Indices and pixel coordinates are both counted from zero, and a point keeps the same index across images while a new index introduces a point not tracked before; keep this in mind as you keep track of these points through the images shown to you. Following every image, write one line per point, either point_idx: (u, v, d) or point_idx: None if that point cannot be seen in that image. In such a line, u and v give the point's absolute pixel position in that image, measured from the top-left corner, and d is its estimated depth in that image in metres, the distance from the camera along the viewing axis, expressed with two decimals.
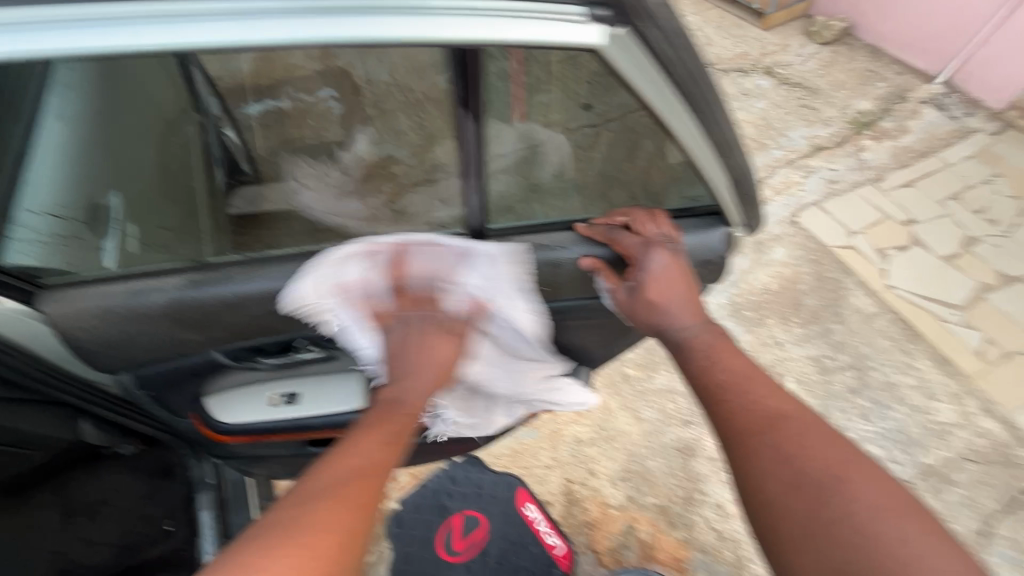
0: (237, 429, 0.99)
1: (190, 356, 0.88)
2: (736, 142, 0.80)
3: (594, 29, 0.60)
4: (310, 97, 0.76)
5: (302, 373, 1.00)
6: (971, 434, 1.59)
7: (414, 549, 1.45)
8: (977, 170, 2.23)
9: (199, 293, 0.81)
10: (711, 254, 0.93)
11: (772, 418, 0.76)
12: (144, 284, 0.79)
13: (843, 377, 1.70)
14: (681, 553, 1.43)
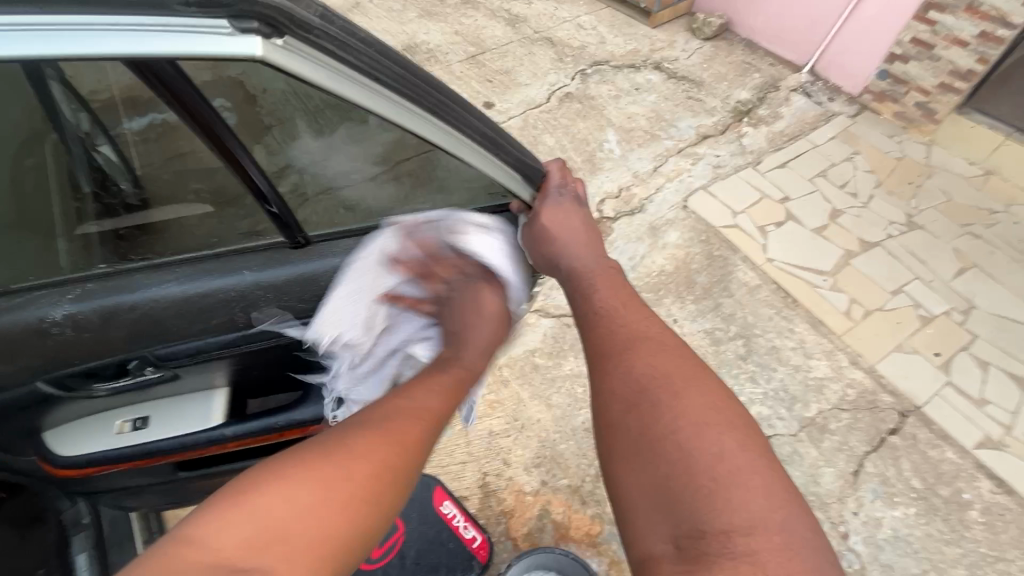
0: (85, 462, 0.93)
1: (8, 391, 0.81)
2: (514, 142, 0.84)
3: (253, 43, 0.52)
4: (182, 113, 0.72)
5: (151, 397, 0.95)
6: (842, 385, 1.77)
7: None
8: (839, 149, 2.48)
9: (3, 322, 0.75)
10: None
11: (630, 344, 0.75)
12: None
13: (733, 346, 1.84)
14: (593, 528, 1.49)
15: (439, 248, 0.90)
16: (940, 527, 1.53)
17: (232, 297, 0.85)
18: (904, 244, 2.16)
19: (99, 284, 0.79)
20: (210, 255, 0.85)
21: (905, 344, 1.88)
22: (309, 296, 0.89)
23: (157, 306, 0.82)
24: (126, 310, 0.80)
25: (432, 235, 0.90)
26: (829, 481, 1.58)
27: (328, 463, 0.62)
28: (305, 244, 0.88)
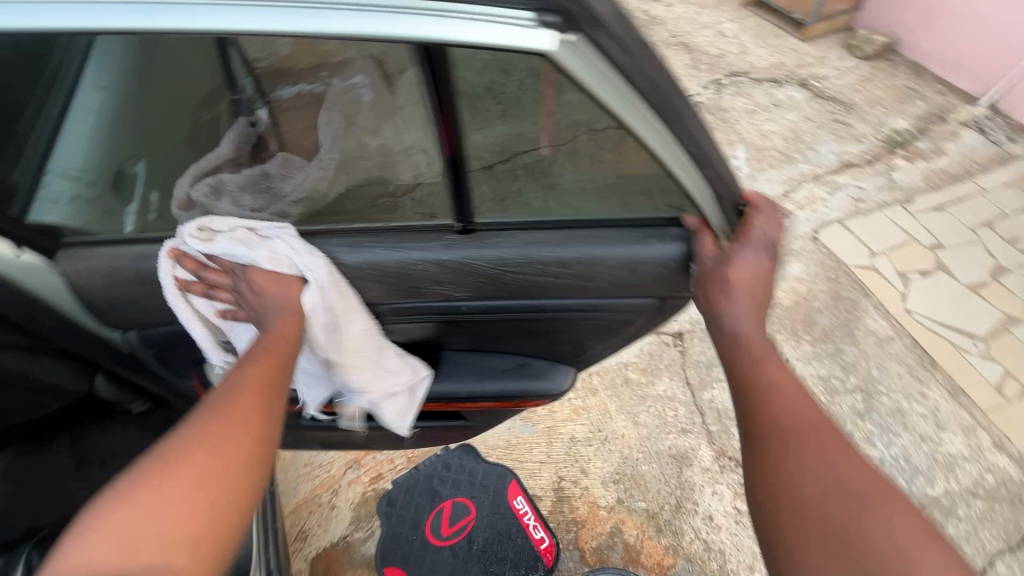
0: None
1: None
2: (719, 158, 0.79)
3: (551, 40, 0.60)
4: (341, 82, 0.77)
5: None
6: (979, 468, 1.54)
7: (403, 529, 1.48)
8: (1014, 197, 2.15)
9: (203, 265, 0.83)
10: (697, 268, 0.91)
11: (793, 434, 0.72)
12: (151, 250, 0.83)
13: (850, 400, 1.67)
14: (665, 559, 1.43)
15: (599, 255, 0.89)
16: None
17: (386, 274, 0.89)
18: None
19: (288, 245, 0.85)
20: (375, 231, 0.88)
21: None
22: (457, 281, 0.92)
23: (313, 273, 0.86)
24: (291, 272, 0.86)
25: (599, 240, 0.89)
26: None
27: (197, 452, 0.62)
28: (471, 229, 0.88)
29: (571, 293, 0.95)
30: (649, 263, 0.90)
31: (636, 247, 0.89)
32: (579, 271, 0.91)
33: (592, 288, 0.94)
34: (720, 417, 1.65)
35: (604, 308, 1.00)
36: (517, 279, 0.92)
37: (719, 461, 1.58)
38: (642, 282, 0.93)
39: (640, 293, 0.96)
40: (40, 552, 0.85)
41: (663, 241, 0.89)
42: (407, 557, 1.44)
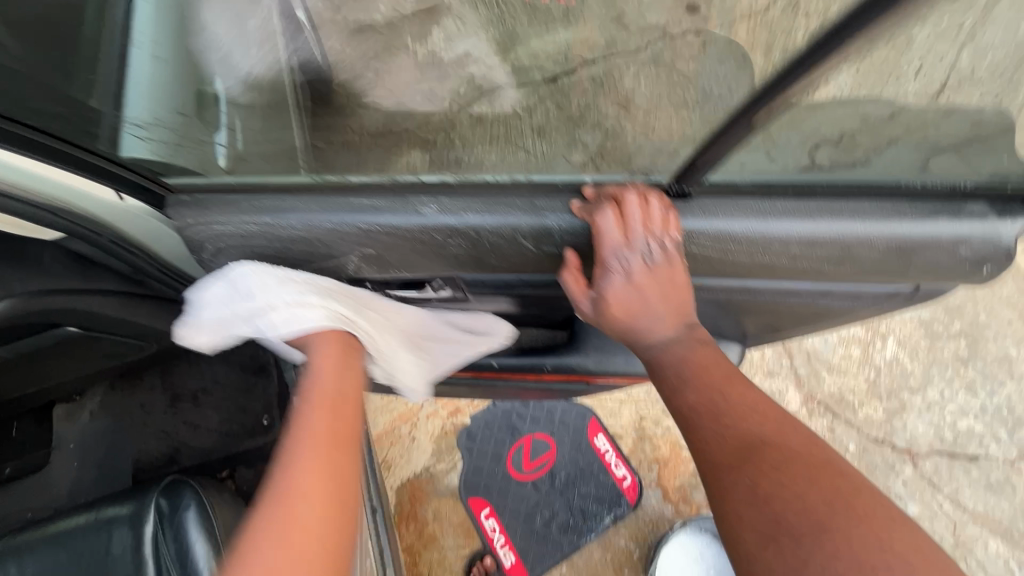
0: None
1: None
2: None
3: None
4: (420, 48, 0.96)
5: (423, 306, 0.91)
6: None
7: (485, 462, 1.49)
8: None
9: (336, 221, 0.66)
10: (997, 255, 0.67)
11: (706, 409, 0.67)
12: (272, 200, 0.67)
13: (953, 345, 1.55)
14: None
15: (869, 232, 0.65)
16: None
17: (528, 244, 0.68)
18: None
19: (468, 198, 0.67)
20: (539, 189, 0.69)
21: None
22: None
23: (440, 236, 0.67)
24: (420, 240, 0.67)
25: (873, 215, 0.65)
26: None
27: (302, 471, 0.56)
28: (686, 197, 0.68)
29: (794, 275, 0.72)
30: (931, 246, 0.66)
31: (925, 223, 0.65)
32: (836, 252, 0.67)
33: (833, 275, 0.71)
34: (810, 359, 1.54)
35: (830, 292, 0.79)
36: (732, 260, 0.69)
37: (808, 405, 1.50)
38: (905, 270, 0.69)
39: (890, 281, 0.74)
40: (167, 496, 0.83)
41: (957, 219, 0.65)
42: (491, 489, 1.47)
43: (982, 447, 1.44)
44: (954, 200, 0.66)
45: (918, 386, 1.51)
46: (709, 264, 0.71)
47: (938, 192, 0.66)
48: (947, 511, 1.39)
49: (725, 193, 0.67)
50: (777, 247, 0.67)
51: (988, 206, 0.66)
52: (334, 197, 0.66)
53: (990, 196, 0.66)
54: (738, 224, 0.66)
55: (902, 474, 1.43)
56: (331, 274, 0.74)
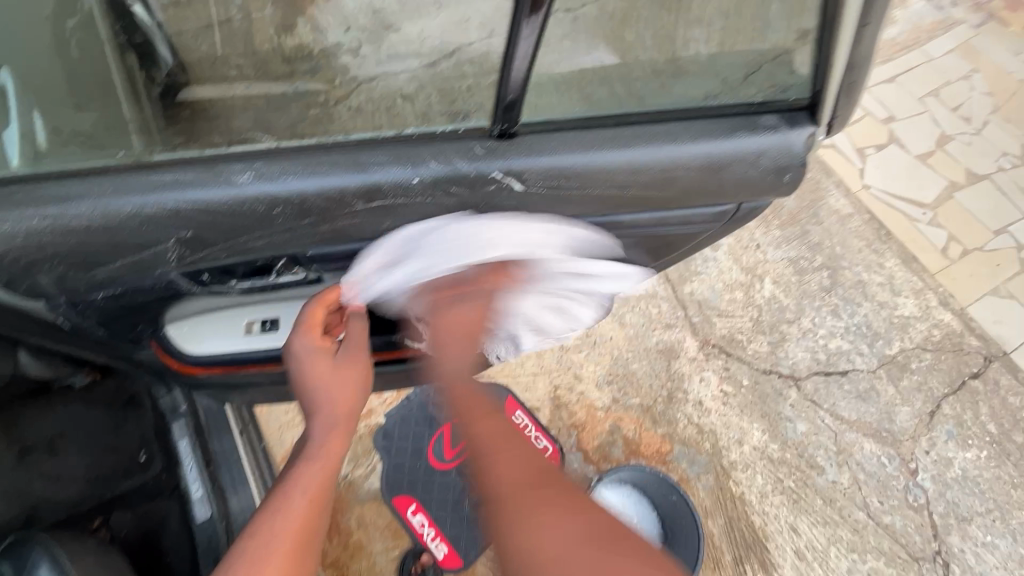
0: (215, 360, 0.92)
1: (139, 279, 0.75)
2: (868, 66, 0.69)
3: None
4: None
5: (284, 296, 0.91)
6: (928, 325, 1.67)
7: (405, 459, 1.45)
8: (956, 64, 2.11)
9: (140, 202, 0.66)
10: (792, 162, 0.77)
11: None
12: (66, 190, 0.65)
13: (818, 277, 1.73)
14: (663, 447, 1.49)
15: (680, 156, 0.74)
16: (1010, 471, 1.49)
17: (358, 204, 0.71)
18: (1016, 178, 1.91)
19: (283, 164, 0.69)
20: (357, 145, 0.71)
21: (1002, 287, 1.74)
22: (480, 203, 0.75)
23: (262, 205, 0.69)
24: (241, 213, 0.69)
25: (681, 139, 0.74)
26: (903, 420, 1.54)
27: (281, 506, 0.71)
28: (513, 135, 0.72)
29: (635, 205, 0.80)
30: (745, 161, 0.76)
31: (728, 139, 0.74)
32: (657, 180, 0.76)
33: (664, 200, 0.80)
34: (701, 308, 1.66)
35: (670, 220, 0.87)
36: (572, 198, 0.76)
37: (704, 348, 1.61)
38: (721, 186, 0.79)
39: (713, 201, 0.82)
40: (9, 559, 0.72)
41: (756, 133, 0.75)
42: (415, 485, 1.42)
43: (850, 362, 1.61)
44: (748, 115, 0.76)
45: (793, 318, 1.66)
46: (550, 200, 0.76)
47: (732, 113, 0.76)
48: (829, 424, 1.53)
49: (546, 131, 0.73)
50: (607, 177, 0.74)
51: (779, 119, 0.76)
52: (137, 176, 0.67)
53: (779, 108, 0.76)
54: (562, 160, 0.72)
55: (788, 398, 1.56)
56: (157, 266, 0.73)
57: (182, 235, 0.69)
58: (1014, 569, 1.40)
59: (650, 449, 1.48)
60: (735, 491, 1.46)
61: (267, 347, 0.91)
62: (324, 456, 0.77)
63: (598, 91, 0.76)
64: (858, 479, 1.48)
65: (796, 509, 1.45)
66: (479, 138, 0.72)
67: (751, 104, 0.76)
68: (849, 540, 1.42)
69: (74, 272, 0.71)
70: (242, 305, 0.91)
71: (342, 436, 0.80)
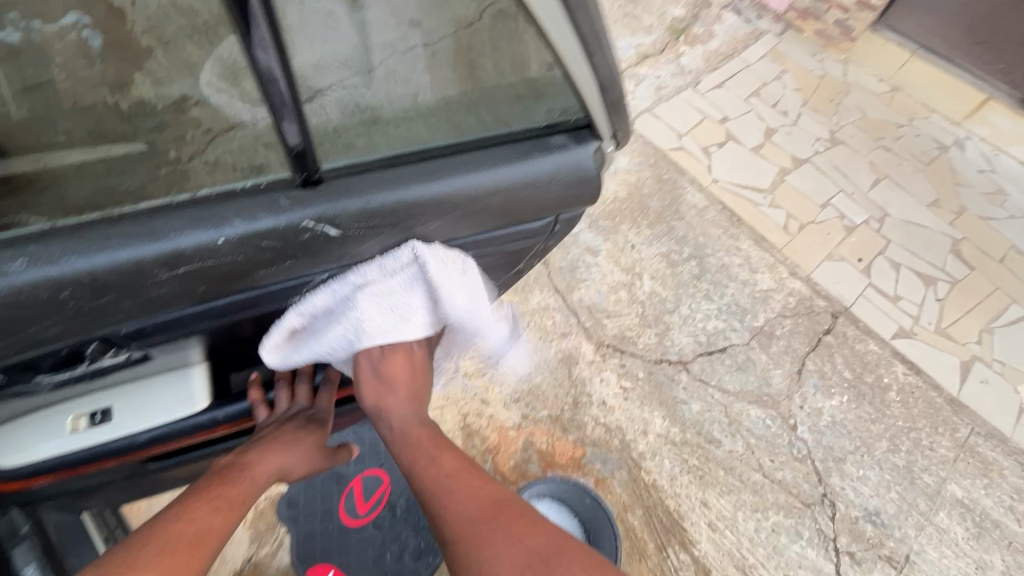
0: (38, 468, 0.83)
1: None
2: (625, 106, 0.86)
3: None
4: None
5: (110, 380, 0.83)
6: (784, 295, 1.89)
7: (316, 524, 1.36)
8: (769, 68, 2.44)
9: None
10: (589, 174, 0.87)
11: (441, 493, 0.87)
12: None
13: (688, 267, 1.89)
14: (577, 452, 1.53)
15: (488, 180, 0.81)
16: (868, 409, 1.71)
17: (161, 273, 0.69)
18: (830, 159, 2.23)
19: (61, 244, 0.65)
20: (147, 212, 0.69)
21: (834, 252, 2.01)
22: (299, 251, 0.76)
23: (41, 291, 0.65)
24: (16, 303, 0.64)
25: (484, 165, 0.80)
26: (778, 382, 1.72)
27: (198, 502, 0.77)
28: (318, 181, 0.74)
29: (460, 231, 0.86)
30: (550, 180, 0.85)
31: (525, 160, 0.83)
32: (474, 206, 0.82)
33: (487, 223, 0.87)
34: (592, 312, 1.75)
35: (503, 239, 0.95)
36: (396, 233, 0.80)
37: (600, 350, 1.69)
38: (533, 202, 0.86)
39: (532, 216, 0.90)
40: None
41: (552, 152, 0.84)
42: (330, 549, 1.33)
43: (727, 339, 1.78)
44: (543, 138, 0.86)
45: (673, 307, 1.80)
46: (370, 239, 0.79)
47: (526, 135, 0.86)
48: (719, 399, 1.67)
49: (353, 175, 0.76)
50: (423, 210, 0.79)
51: (568, 138, 0.87)
52: None
53: (567, 129, 0.87)
54: (374, 200, 0.76)
55: (680, 381, 1.68)
56: None
57: None
58: (885, 494, 1.60)
59: (565, 456, 1.52)
60: (648, 480, 1.53)
61: (96, 443, 0.83)
62: (252, 473, 0.86)
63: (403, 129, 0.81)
64: (750, 444, 1.62)
65: (703, 483, 1.55)
66: (288, 188, 0.73)
67: (542, 127, 0.87)
68: (751, 501, 1.54)
69: None
70: (62, 399, 0.82)
71: (270, 467, 0.89)
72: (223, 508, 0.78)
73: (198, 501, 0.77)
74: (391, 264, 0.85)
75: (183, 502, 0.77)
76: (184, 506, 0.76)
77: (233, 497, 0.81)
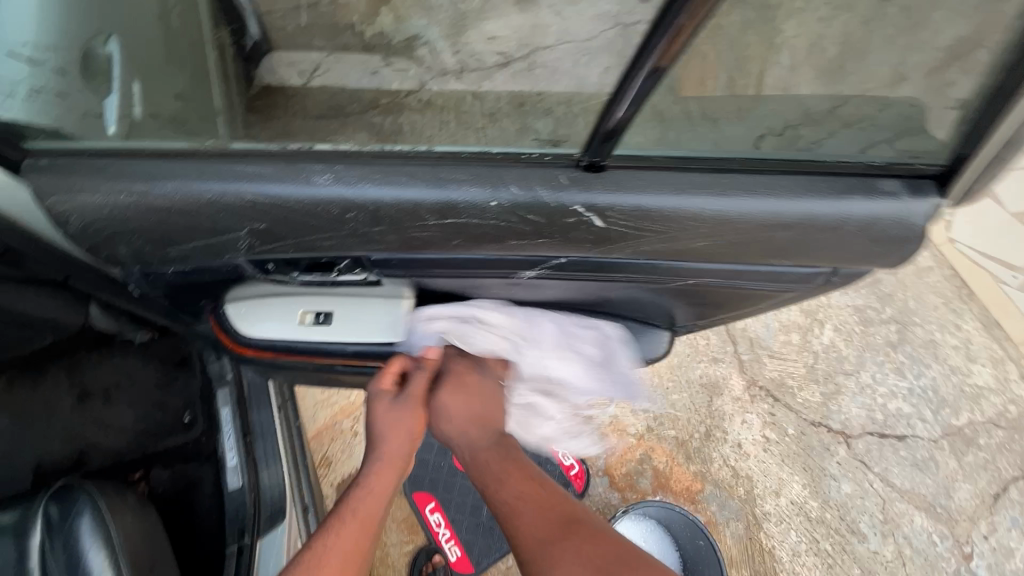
0: (264, 345, 0.94)
1: (213, 260, 0.78)
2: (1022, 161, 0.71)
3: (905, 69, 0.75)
4: None
5: (341, 292, 0.92)
6: (1004, 400, 1.53)
7: (431, 456, 1.44)
8: None
9: (225, 185, 0.69)
10: (909, 232, 0.75)
11: (519, 505, 0.78)
12: (156, 165, 0.68)
13: (884, 330, 1.61)
14: (694, 485, 1.43)
15: (770, 208, 0.72)
16: None
17: (430, 219, 0.72)
18: None
19: (372, 165, 0.71)
20: (438, 156, 0.72)
21: None
22: (556, 232, 0.74)
23: (334, 209, 0.71)
24: (313, 213, 0.71)
25: (775, 190, 0.72)
26: (962, 498, 1.42)
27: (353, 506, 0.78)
28: (601, 169, 0.71)
29: (708, 253, 0.78)
30: (880, 225, 0.74)
31: (831, 198, 0.73)
32: (745, 231, 0.74)
33: (741, 254, 0.79)
34: (753, 345, 1.58)
35: (750, 276, 0.84)
36: (649, 240, 0.75)
37: (750, 389, 1.53)
38: (813, 245, 0.76)
39: (801, 260, 0.80)
40: (59, 505, 0.76)
41: (871, 199, 0.73)
42: (436, 483, 1.41)
43: (910, 427, 1.50)
44: (869, 178, 0.74)
45: (852, 370, 1.56)
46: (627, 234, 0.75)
47: (850, 168, 0.74)
48: (878, 489, 1.43)
49: (642, 166, 0.72)
50: (692, 225, 0.73)
51: (901, 185, 0.74)
52: (223, 163, 0.69)
53: (903, 174, 0.75)
54: (648, 201, 0.71)
55: (836, 455, 1.47)
56: (230, 248, 0.75)
57: (255, 226, 0.72)
58: None
59: (679, 485, 1.43)
60: (764, 544, 1.39)
61: (312, 340, 0.93)
62: (384, 463, 0.85)
63: (688, 130, 0.72)
64: (903, 554, 1.37)
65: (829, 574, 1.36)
66: (568, 166, 0.72)
67: (875, 166, 0.75)
68: None
69: (149, 248, 0.73)
70: (297, 295, 0.93)
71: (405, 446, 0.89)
72: (359, 523, 0.76)
73: (347, 512, 0.77)
74: (634, 266, 0.81)
75: (337, 511, 0.78)
76: (336, 520, 0.76)
77: (376, 499, 0.80)
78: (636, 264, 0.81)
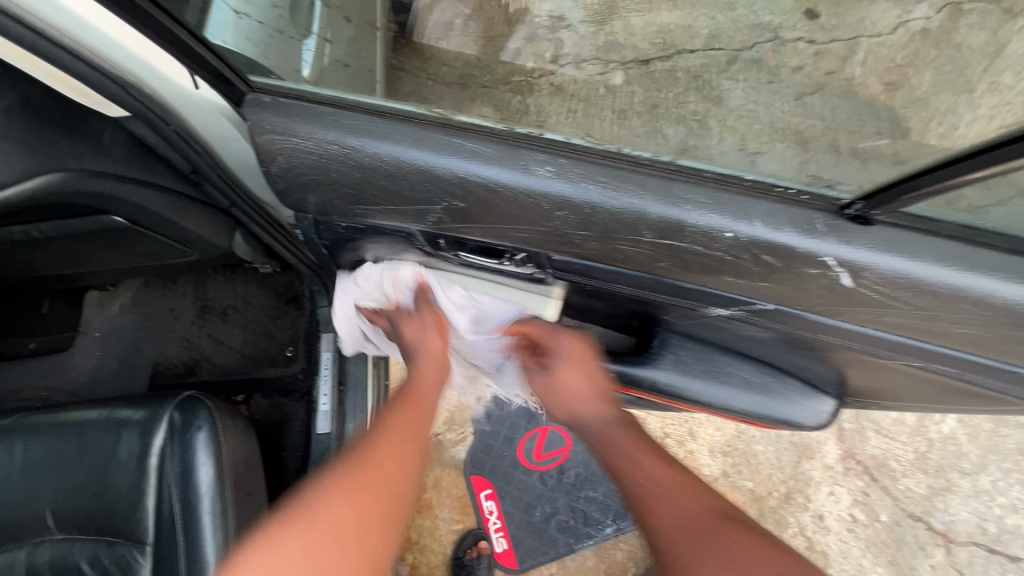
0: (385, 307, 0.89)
1: (387, 223, 0.71)
2: None
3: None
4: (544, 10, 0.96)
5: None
6: None
7: (496, 443, 1.42)
8: None
9: (437, 156, 0.61)
10: None
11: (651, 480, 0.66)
12: (368, 124, 0.62)
13: (1019, 435, 1.41)
14: None
15: None
16: None
17: (647, 236, 0.62)
18: None
19: (607, 169, 0.61)
20: (673, 174, 0.62)
21: None
22: (784, 280, 0.63)
23: (548, 205, 0.61)
24: (523, 203, 0.62)
25: None
26: None
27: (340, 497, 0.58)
28: (868, 223, 0.59)
29: (953, 340, 0.66)
30: None
31: None
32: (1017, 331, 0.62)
33: (994, 350, 0.67)
34: (858, 415, 1.43)
35: (986, 376, 0.72)
36: (894, 314, 0.64)
37: (846, 462, 1.39)
38: None
39: None
40: (181, 412, 0.79)
41: None
42: (495, 471, 1.40)
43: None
44: None
45: (970, 470, 1.39)
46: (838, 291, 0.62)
47: None
48: None
49: (914, 230, 0.59)
50: (963, 311, 0.61)
51: None
52: (435, 131, 0.62)
53: None
54: (923, 274, 0.59)
55: (931, 557, 1.33)
56: (412, 216, 0.68)
57: (454, 204, 0.64)
58: None
59: None
60: None
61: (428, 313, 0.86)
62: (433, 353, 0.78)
63: (971, 193, 0.59)
64: None
65: None
66: (825, 212, 0.60)
67: None
68: None
69: (338, 202, 0.68)
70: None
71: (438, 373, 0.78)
72: (365, 482, 0.60)
73: (343, 475, 0.60)
74: (849, 332, 0.69)
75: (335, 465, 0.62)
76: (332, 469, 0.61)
77: (388, 455, 0.64)
78: (860, 331, 0.68)
